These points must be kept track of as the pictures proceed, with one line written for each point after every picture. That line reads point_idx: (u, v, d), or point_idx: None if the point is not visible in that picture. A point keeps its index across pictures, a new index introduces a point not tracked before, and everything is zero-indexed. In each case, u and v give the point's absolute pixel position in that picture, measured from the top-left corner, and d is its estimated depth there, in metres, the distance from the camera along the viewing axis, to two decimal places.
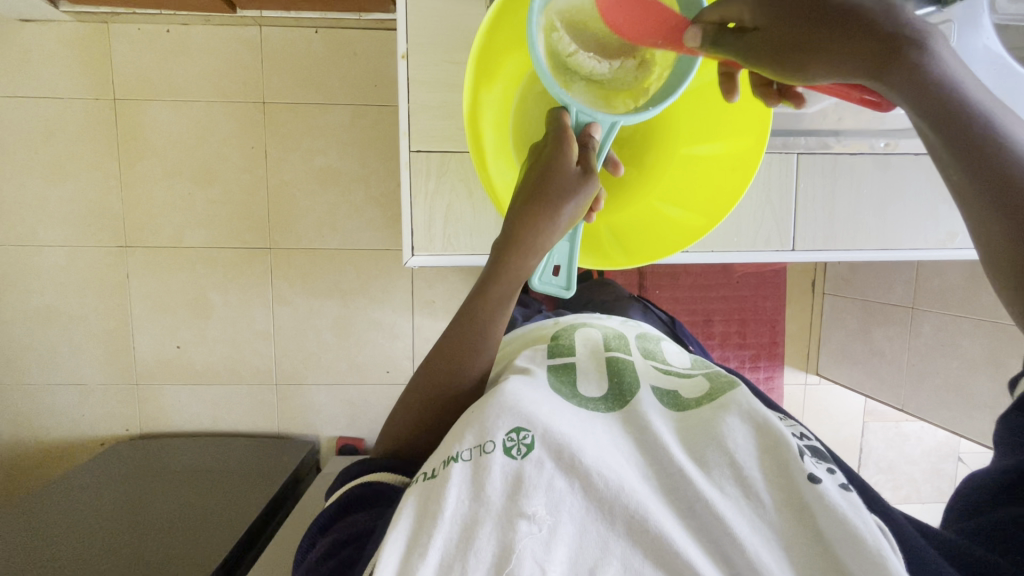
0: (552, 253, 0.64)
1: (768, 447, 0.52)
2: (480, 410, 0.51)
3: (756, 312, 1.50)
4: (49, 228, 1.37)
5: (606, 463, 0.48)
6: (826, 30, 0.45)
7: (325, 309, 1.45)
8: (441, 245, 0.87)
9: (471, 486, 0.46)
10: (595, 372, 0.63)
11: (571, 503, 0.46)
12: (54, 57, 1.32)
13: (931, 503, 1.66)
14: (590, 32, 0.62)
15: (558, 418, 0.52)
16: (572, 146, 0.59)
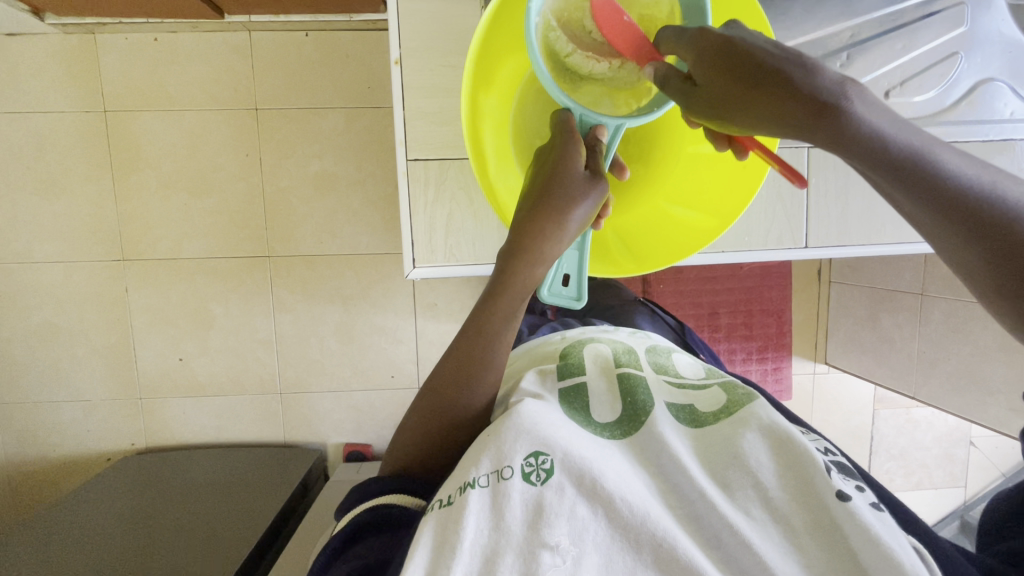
0: (561, 262, 0.63)
1: (791, 465, 0.51)
2: (496, 434, 0.51)
3: (762, 303, 1.49)
4: (46, 244, 1.36)
5: (626, 487, 0.48)
6: (760, 89, 0.42)
7: (327, 315, 1.43)
8: (443, 256, 0.85)
9: (490, 514, 0.46)
10: (607, 393, 0.62)
11: (594, 530, 0.46)
12: (43, 70, 1.30)
13: (944, 488, 1.65)
14: (589, 29, 0.60)
15: (575, 440, 0.51)
16: (577, 150, 0.58)
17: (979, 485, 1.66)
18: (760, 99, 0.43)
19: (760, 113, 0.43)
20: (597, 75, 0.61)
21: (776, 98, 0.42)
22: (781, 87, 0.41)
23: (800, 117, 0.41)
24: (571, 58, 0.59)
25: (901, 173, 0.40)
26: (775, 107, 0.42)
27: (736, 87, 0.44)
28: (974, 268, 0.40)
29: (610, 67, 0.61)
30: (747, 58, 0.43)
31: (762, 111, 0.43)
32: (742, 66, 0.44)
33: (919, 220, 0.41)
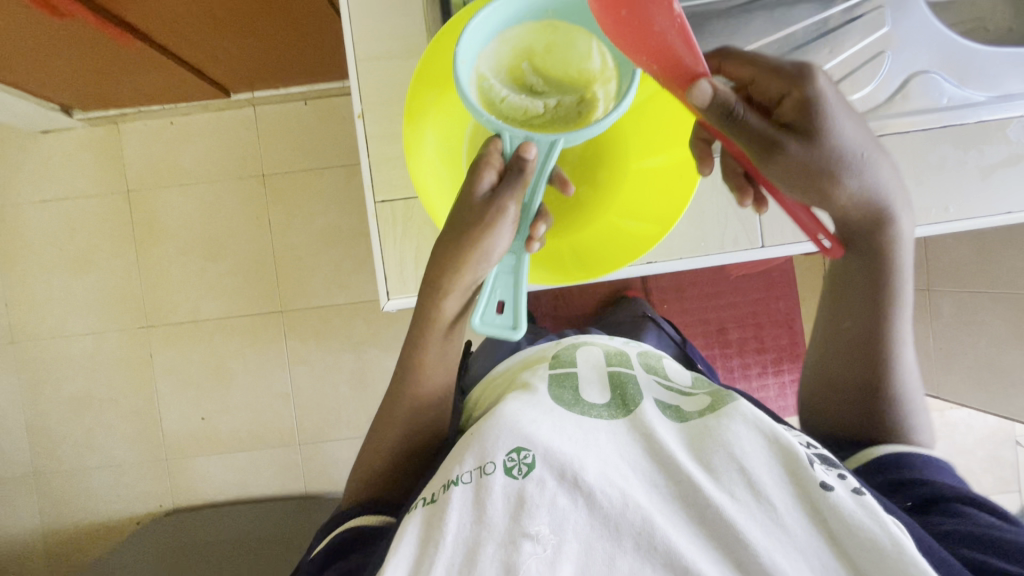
0: (488, 286, 0.66)
1: (782, 455, 0.54)
2: (479, 433, 0.55)
3: (770, 314, 1.49)
4: (77, 318, 1.45)
5: (610, 477, 0.51)
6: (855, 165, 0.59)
7: (340, 363, 1.47)
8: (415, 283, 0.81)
9: (472, 509, 0.50)
10: (598, 379, 0.66)
11: (575, 519, 0.49)
12: (73, 160, 1.43)
13: (997, 495, 1.54)
14: (527, 80, 0.68)
15: (557, 435, 0.54)
16: (485, 169, 0.63)
17: None
18: (851, 172, 0.59)
19: (841, 198, 0.60)
20: (530, 113, 0.66)
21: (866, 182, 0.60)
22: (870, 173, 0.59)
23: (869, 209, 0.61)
24: (505, 100, 0.66)
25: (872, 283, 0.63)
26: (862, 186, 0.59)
27: (827, 167, 0.58)
28: (849, 345, 0.66)
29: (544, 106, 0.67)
30: (846, 152, 0.59)
31: (831, 199, 0.60)
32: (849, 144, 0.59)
33: (857, 317, 0.65)
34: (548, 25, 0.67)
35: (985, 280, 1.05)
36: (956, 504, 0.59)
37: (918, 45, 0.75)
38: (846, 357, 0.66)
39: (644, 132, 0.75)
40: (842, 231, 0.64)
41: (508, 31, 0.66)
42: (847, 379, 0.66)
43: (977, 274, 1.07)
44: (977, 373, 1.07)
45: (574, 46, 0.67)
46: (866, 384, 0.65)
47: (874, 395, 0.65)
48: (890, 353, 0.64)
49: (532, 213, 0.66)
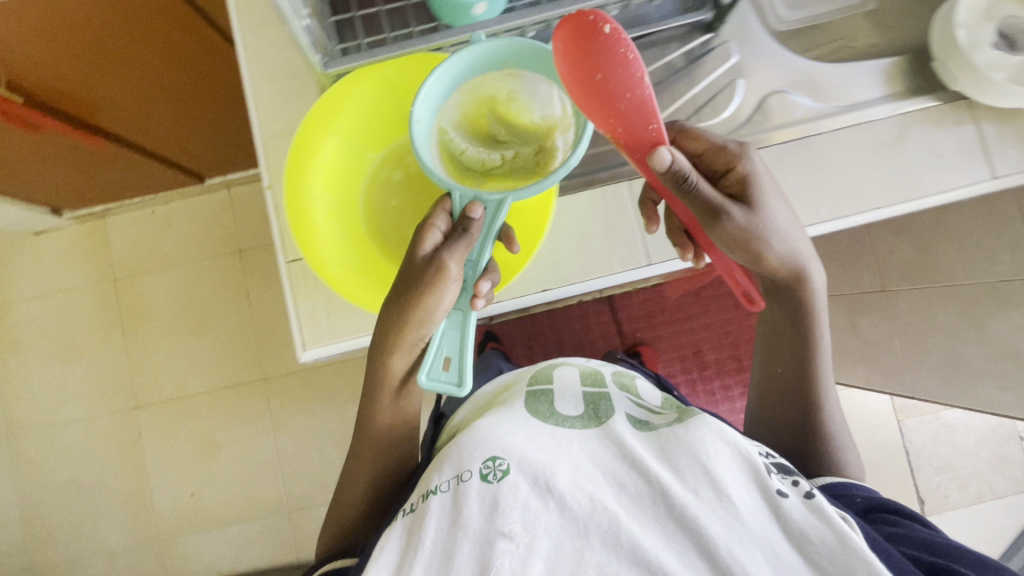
0: (436, 343, 0.69)
1: (738, 462, 0.60)
2: (459, 448, 0.66)
3: (744, 332, 1.49)
4: (70, 406, 1.51)
5: (580, 482, 0.60)
6: (783, 231, 0.70)
7: (323, 425, 1.49)
8: (343, 333, 0.77)
9: (451, 512, 0.60)
10: (571, 397, 0.75)
11: (546, 518, 0.58)
12: (63, 256, 1.53)
13: (1011, 495, 1.47)
14: (490, 129, 0.71)
15: (531, 446, 0.64)
16: (432, 228, 0.66)
17: None
18: (779, 236, 0.70)
19: (773, 259, 0.70)
20: (487, 165, 0.69)
21: (793, 244, 0.71)
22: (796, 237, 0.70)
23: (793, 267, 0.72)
24: (463, 154, 0.69)
25: (796, 335, 0.77)
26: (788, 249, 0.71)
27: (760, 236, 0.68)
28: (784, 386, 0.79)
29: (501, 158, 0.69)
30: (777, 226, 0.69)
31: (762, 261, 0.70)
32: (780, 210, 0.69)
33: (786, 362, 0.78)
34: (507, 74, 0.69)
35: (930, 276, 1.05)
36: (883, 513, 0.66)
37: (766, 73, 0.81)
38: (782, 395, 0.79)
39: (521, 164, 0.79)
40: (772, 285, 0.75)
41: (467, 83, 0.69)
42: (784, 418, 0.79)
43: (922, 270, 1.07)
44: (943, 370, 1.03)
45: (536, 92, 0.69)
46: (798, 421, 0.77)
47: (807, 429, 0.77)
48: (816, 395, 0.77)
49: (479, 266, 0.68)
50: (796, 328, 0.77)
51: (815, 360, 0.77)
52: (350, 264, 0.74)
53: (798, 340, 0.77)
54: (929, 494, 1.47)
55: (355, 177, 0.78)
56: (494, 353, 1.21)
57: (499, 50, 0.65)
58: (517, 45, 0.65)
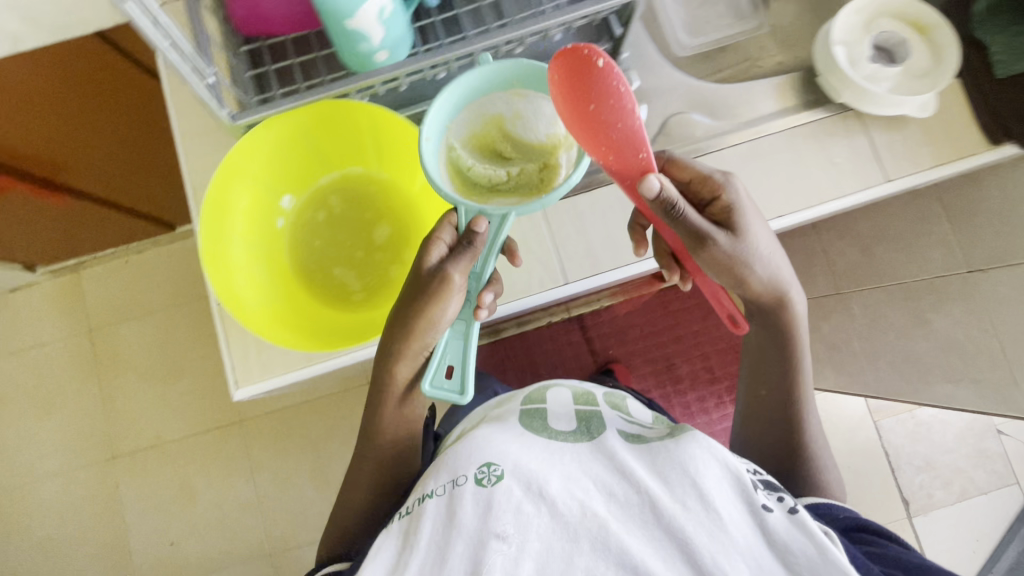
0: (439, 353, 0.69)
1: (726, 476, 0.61)
2: (456, 456, 0.68)
3: (714, 343, 1.51)
4: (47, 461, 1.50)
5: (571, 489, 0.62)
6: (769, 259, 0.70)
7: (301, 464, 1.49)
8: (270, 371, 0.74)
9: (446, 514, 0.62)
10: (565, 414, 0.77)
11: (538, 520, 0.59)
12: (39, 310, 1.54)
13: (995, 492, 1.46)
14: (496, 146, 0.66)
15: (525, 455, 0.66)
16: (435, 243, 0.66)
17: None
18: (766, 263, 0.70)
19: (757, 286, 0.71)
20: (495, 181, 0.65)
21: (778, 272, 0.71)
22: (779, 267, 0.71)
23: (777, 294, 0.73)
24: (471, 170, 0.65)
25: (778, 361, 0.79)
26: (773, 277, 0.71)
27: (746, 262, 0.68)
28: (769, 410, 0.80)
29: (507, 174, 0.65)
30: (758, 250, 0.69)
31: (747, 285, 0.70)
32: (766, 239, 0.70)
33: (769, 386, 0.80)
34: (512, 94, 0.66)
35: (875, 277, 1.07)
36: (861, 531, 0.66)
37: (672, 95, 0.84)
38: (767, 417, 0.81)
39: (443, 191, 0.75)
40: (755, 311, 0.76)
41: (473, 101, 0.67)
42: (769, 438, 0.80)
43: (868, 272, 1.09)
44: (899, 366, 1.01)
45: (538, 111, 0.66)
46: (783, 441, 0.79)
47: (791, 448, 0.78)
48: (799, 413, 0.79)
49: (483, 277, 0.69)
50: (782, 353, 0.78)
51: (795, 382, 0.79)
52: (272, 307, 0.74)
53: (781, 365, 0.79)
54: (912, 495, 1.46)
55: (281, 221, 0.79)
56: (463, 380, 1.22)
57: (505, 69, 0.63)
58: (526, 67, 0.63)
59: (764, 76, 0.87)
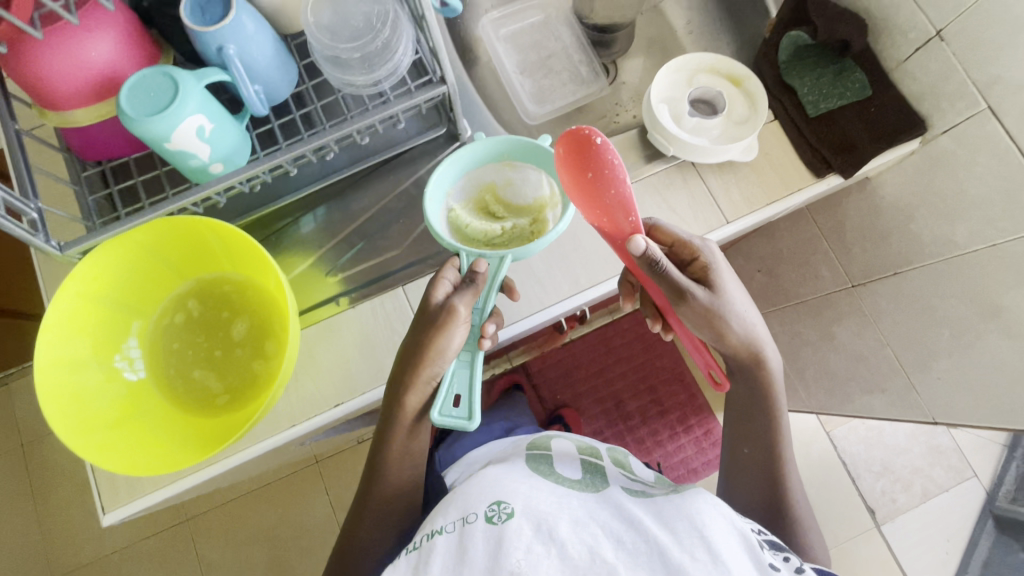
0: (448, 378, 0.56)
1: (736, 537, 0.54)
2: (466, 493, 0.60)
3: (659, 374, 1.50)
4: None
5: (582, 532, 0.54)
6: (747, 326, 0.58)
7: (255, 560, 1.36)
8: (146, 487, 0.57)
9: (456, 554, 0.54)
10: (570, 460, 0.67)
11: (548, 560, 0.51)
12: None
13: (956, 487, 1.37)
14: (492, 205, 0.62)
15: (536, 496, 0.58)
16: (447, 272, 0.56)
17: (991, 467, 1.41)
18: (738, 332, 0.57)
19: (735, 342, 0.58)
20: (488, 234, 0.59)
21: (751, 341, 0.59)
22: (755, 337, 0.59)
23: (748, 359, 0.61)
24: (467, 227, 0.60)
25: (758, 417, 0.64)
26: (747, 342, 0.59)
27: (725, 321, 0.55)
28: (752, 467, 0.66)
29: (501, 229, 0.60)
30: (733, 304, 0.56)
31: (724, 340, 0.57)
32: (744, 300, 0.58)
33: (753, 445, 0.65)
34: (503, 166, 0.62)
35: (783, 298, 1.05)
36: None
37: None
38: (755, 475, 0.65)
39: (324, 268, 0.67)
40: (735, 364, 0.63)
41: (474, 169, 0.63)
42: (757, 494, 0.65)
43: (776, 291, 1.07)
44: (823, 380, 1.03)
45: (528, 180, 0.63)
46: (771, 501, 0.64)
47: (771, 504, 0.64)
48: (782, 472, 0.64)
49: (486, 312, 0.57)
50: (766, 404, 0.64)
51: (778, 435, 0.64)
52: (109, 432, 0.52)
53: (763, 417, 0.64)
54: (876, 503, 1.42)
55: (126, 320, 0.57)
56: None
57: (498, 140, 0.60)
58: (516, 140, 0.60)
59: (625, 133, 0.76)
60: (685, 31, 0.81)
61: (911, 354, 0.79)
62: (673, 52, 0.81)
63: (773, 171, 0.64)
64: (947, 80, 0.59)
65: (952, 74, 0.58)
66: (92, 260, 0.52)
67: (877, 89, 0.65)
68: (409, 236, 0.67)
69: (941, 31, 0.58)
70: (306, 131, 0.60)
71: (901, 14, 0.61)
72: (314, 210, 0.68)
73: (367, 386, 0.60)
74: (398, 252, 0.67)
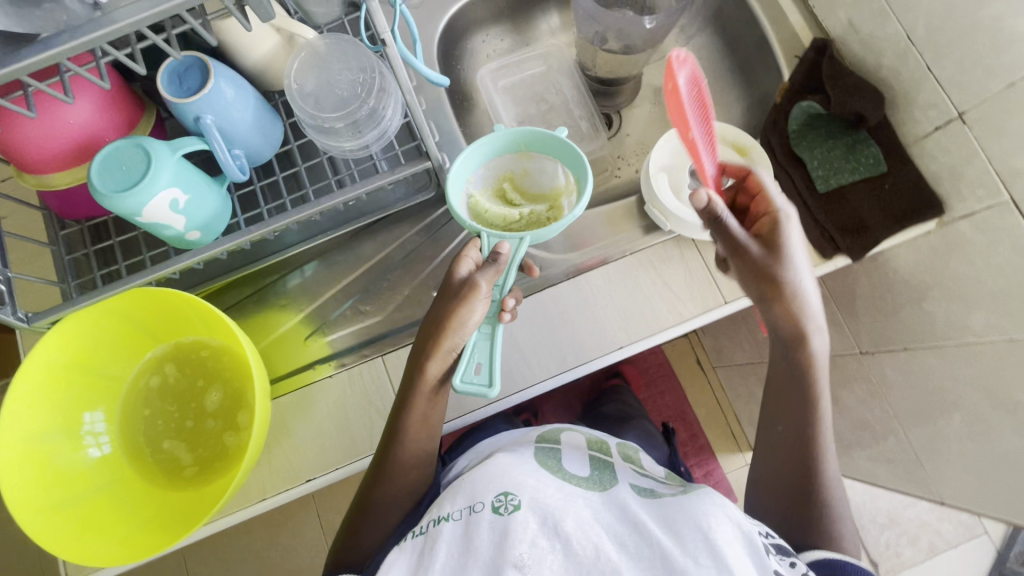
0: (469, 348, 0.54)
1: (741, 542, 0.48)
2: (472, 481, 0.56)
3: (659, 412, 1.41)
4: None
5: (588, 528, 0.50)
6: (800, 300, 0.52)
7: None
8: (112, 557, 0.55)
9: (460, 542, 0.50)
10: (580, 454, 0.62)
11: (551, 557, 0.48)
12: None
13: (964, 545, 1.34)
14: (506, 187, 0.61)
15: (545, 488, 0.54)
16: (470, 251, 0.55)
17: (1001, 525, 1.35)
18: (790, 301, 0.52)
19: (781, 314, 0.53)
20: (507, 219, 0.59)
21: (801, 320, 0.53)
22: (807, 318, 0.53)
23: (794, 338, 0.54)
24: (487, 212, 0.59)
25: (795, 395, 0.56)
26: (795, 316, 0.53)
27: (777, 287, 0.51)
28: (788, 442, 0.56)
29: (519, 214, 0.59)
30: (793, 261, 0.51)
31: (776, 310, 0.53)
32: (805, 268, 0.52)
33: (785, 423, 0.56)
34: (521, 157, 0.61)
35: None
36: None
37: None
38: (787, 458, 0.56)
39: (312, 324, 0.65)
40: (775, 334, 0.56)
41: (494, 157, 0.62)
42: (783, 483, 0.56)
43: None
44: None
45: (546, 169, 0.61)
46: (800, 488, 0.55)
47: (797, 501, 0.55)
48: (819, 464, 0.55)
49: (506, 287, 0.55)
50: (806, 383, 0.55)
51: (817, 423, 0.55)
52: (70, 511, 0.51)
53: (797, 394, 0.56)
54: (880, 556, 1.33)
55: (98, 386, 0.56)
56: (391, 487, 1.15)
57: (516, 130, 0.58)
58: (535, 130, 0.58)
59: (625, 189, 0.74)
60: None
61: (922, 436, 0.75)
62: None
63: None
64: (968, 163, 0.55)
65: (974, 158, 0.54)
66: (62, 332, 0.51)
67: (894, 165, 0.61)
68: (394, 299, 0.65)
69: (964, 113, 0.54)
70: (290, 195, 0.58)
71: (920, 89, 0.57)
72: (302, 267, 0.66)
73: (340, 461, 0.58)
74: (382, 316, 0.64)
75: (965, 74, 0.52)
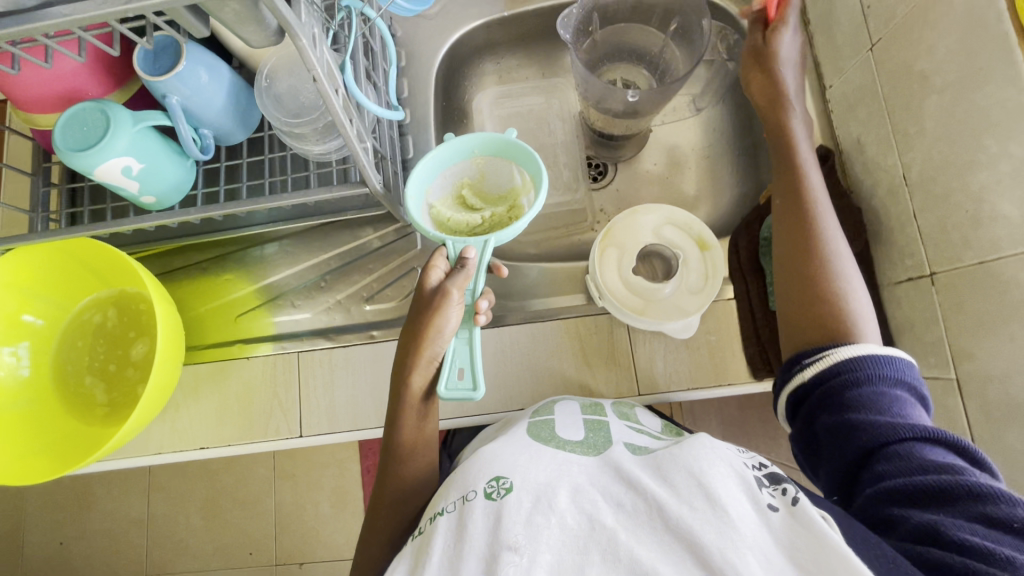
0: (449, 355, 0.53)
1: (725, 474, 0.39)
2: (460, 472, 0.46)
3: None
4: None
5: (582, 498, 0.40)
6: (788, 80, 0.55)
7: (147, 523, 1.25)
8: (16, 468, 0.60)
9: (455, 538, 0.39)
10: (575, 416, 0.52)
11: (550, 532, 0.38)
12: None
13: None
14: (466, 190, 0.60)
15: (538, 465, 0.44)
16: (437, 259, 0.53)
17: None
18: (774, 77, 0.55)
19: (765, 84, 0.56)
20: (470, 227, 0.57)
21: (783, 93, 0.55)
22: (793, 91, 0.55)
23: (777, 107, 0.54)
24: (449, 220, 0.57)
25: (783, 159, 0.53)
26: (772, 85, 0.55)
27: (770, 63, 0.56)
28: (787, 210, 0.51)
29: (480, 218, 0.58)
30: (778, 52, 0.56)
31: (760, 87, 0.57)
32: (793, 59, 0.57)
33: (784, 194, 0.52)
34: (473, 163, 0.59)
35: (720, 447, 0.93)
36: (907, 446, 0.39)
37: None
38: (790, 248, 0.50)
39: (251, 302, 0.67)
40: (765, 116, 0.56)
41: (450, 166, 0.59)
42: (791, 269, 0.49)
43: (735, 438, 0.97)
44: None
45: (501, 170, 0.60)
46: (803, 263, 0.48)
47: (813, 301, 0.47)
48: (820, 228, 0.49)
49: (478, 290, 0.55)
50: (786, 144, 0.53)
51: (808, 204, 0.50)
52: None
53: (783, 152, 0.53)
54: None
55: (44, 312, 0.61)
56: (321, 462, 1.18)
57: (469, 141, 0.56)
58: (489, 134, 0.56)
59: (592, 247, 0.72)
60: (695, 155, 0.75)
61: None
62: (676, 171, 0.74)
63: (706, 354, 0.59)
64: (927, 328, 0.51)
65: (933, 324, 0.50)
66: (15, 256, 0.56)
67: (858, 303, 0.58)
68: (329, 301, 0.66)
69: (935, 275, 0.49)
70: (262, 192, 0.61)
71: (902, 234, 0.53)
72: (264, 244, 0.68)
73: (234, 440, 0.60)
74: (310, 315, 0.66)
75: (943, 235, 0.48)
